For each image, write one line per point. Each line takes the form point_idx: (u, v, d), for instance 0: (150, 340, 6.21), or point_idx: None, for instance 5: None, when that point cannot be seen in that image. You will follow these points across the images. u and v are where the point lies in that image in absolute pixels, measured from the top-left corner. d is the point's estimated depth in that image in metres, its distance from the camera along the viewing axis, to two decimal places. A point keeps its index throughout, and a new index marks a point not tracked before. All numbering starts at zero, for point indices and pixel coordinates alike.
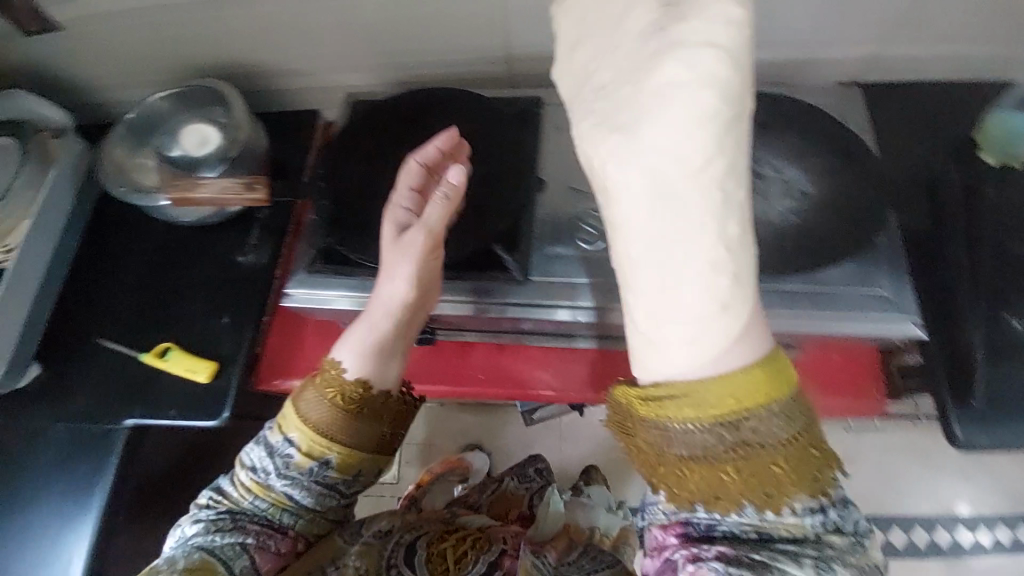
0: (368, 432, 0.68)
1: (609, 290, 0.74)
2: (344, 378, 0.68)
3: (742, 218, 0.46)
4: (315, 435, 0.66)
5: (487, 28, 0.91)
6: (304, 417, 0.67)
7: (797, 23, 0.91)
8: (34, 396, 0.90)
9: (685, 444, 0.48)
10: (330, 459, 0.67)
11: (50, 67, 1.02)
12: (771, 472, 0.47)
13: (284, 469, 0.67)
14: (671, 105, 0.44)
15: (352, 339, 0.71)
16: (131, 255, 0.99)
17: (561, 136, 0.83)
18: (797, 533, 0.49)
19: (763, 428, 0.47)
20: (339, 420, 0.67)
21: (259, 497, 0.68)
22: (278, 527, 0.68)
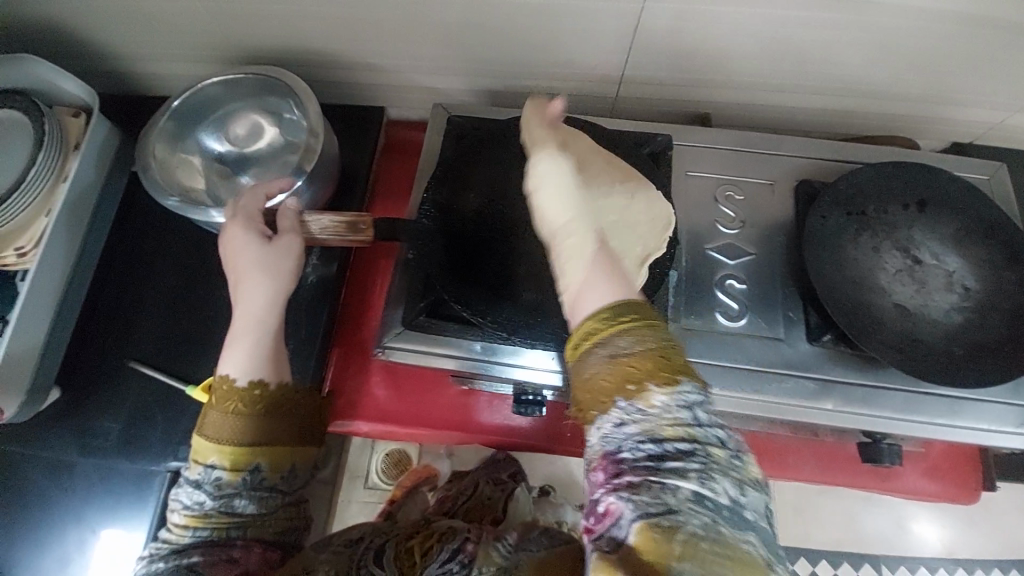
0: (291, 422, 0.58)
1: (757, 379, 0.65)
2: (233, 388, 0.56)
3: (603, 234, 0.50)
4: (235, 445, 0.54)
5: (607, 47, 0.79)
6: (214, 433, 0.53)
7: (948, 84, 0.81)
8: (55, 422, 0.78)
9: (577, 371, 0.41)
10: (260, 463, 0.54)
11: (60, 25, 0.81)
12: (649, 374, 0.39)
13: (217, 492, 0.52)
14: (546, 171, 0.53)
15: (236, 343, 0.59)
16: (166, 262, 0.85)
17: (693, 187, 0.73)
18: (682, 440, 0.37)
19: (625, 335, 0.40)
20: (248, 418, 0.55)
21: (196, 526, 0.52)
22: (226, 542, 0.51)
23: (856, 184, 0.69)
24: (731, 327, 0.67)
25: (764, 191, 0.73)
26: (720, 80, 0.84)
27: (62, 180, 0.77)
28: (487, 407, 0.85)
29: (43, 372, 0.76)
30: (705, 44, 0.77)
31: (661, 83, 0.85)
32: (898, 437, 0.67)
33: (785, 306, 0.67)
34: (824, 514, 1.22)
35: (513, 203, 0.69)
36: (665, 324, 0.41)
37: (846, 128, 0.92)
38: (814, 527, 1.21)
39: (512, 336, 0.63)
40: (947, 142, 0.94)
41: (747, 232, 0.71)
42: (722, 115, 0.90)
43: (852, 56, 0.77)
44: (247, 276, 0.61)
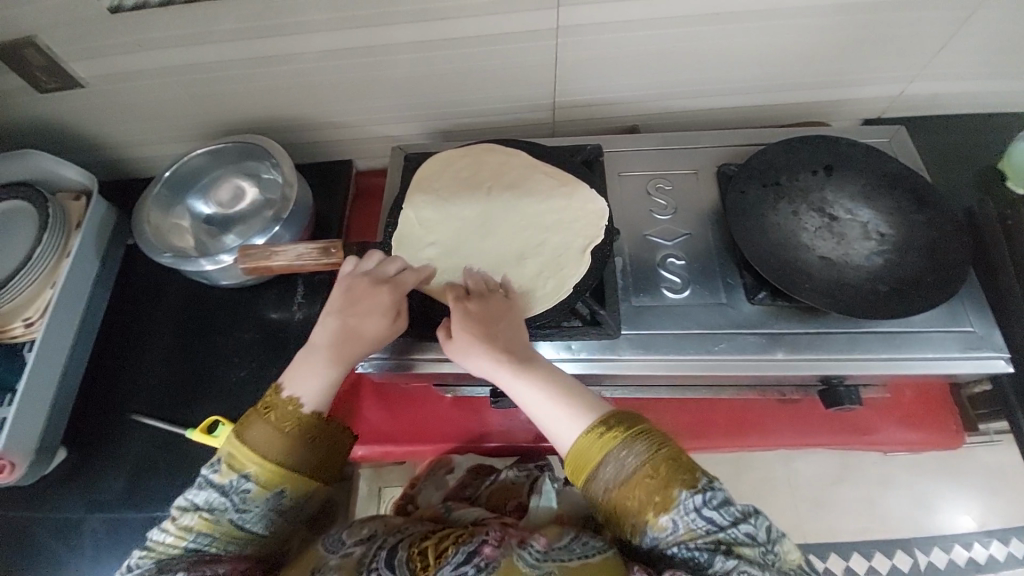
0: (325, 456, 0.63)
1: (711, 341, 0.70)
2: (301, 413, 0.61)
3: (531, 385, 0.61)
4: (275, 463, 0.59)
5: (536, 80, 0.90)
6: (263, 451, 0.59)
7: (841, 68, 0.91)
8: (65, 482, 0.82)
9: (598, 488, 0.55)
10: (286, 488, 0.60)
11: (66, 123, 0.94)
12: (652, 502, 0.53)
13: (241, 505, 0.58)
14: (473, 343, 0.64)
15: (306, 372, 0.63)
16: (164, 322, 0.92)
17: (626, 183, 0.82)
18: (693, 542, 0.51)
19: (621, 461, 0.54)
20: (284, 441, 0.60)
21: (201, 535, 0.57)
22: (213, 559, 0.57)
23: (766, 160, 0.77)
24: (677, 300, 0.72)
25: (689, 178, 0.81)
26: (642, 93, 0.94)
27: (65, 256, 0.85)
28: (477, 415, 0.89)
29: (53, 433, 0.81)
30: (622, 62, 0.87)
31: (591, 103, 0.96)
32: (854, 378, 0.71)
33: (722, 275, 0.74)
34: (845, 503, 1.15)
35: (462, 214, 0.76)
36: (654, 435, 0.55)
37: (767, 120, 1.02)
38: (836, 516, 1.14)
39: None
40: (859, 118, 1.03)
41: (679, 215, 0.78)
42: (653, 124, 1.00)
43: (747, 56, 0.88)
44: (354, 319, 0.64)
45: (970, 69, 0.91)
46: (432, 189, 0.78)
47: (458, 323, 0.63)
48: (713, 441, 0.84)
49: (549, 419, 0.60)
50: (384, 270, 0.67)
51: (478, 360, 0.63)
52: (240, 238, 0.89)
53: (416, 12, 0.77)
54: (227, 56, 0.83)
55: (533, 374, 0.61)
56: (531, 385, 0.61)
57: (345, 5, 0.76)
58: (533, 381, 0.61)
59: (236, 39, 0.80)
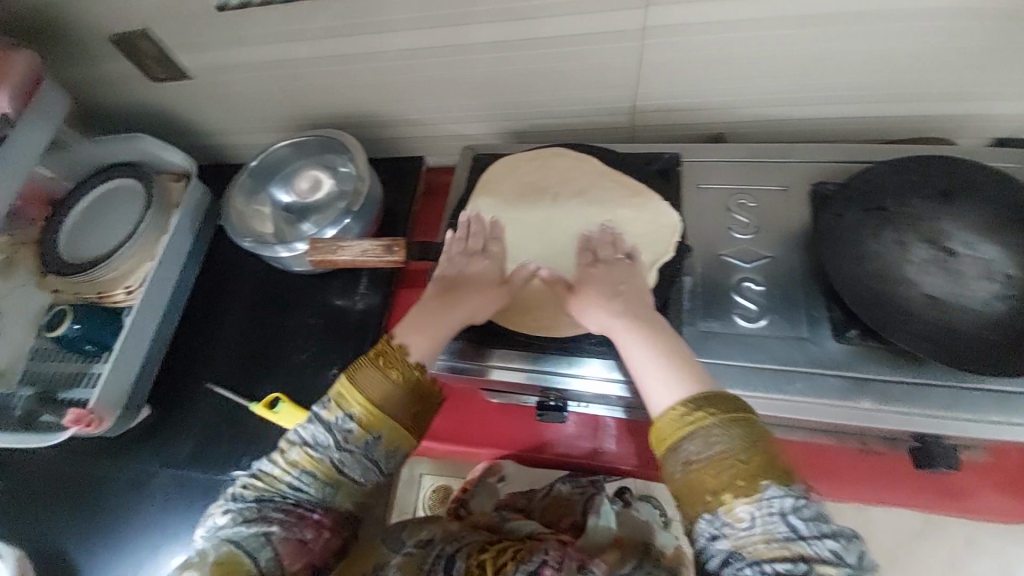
0: (420, 409, 0.61)
1: (786, 380, 0.63)
2: (408, 362, 0.62)
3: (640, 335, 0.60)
4: (378, 409, 0.59)
5: (616, 82, 0.86)
6: (370, 395, 0.59)
7: (973, 80, 0.80)
8: (143, 436, 0.91)
9: (675, 458, 0.51)
10: (384, 435, 0.59)
11: (175, 110, 1.02)
12: (733, 486, 0.48)
13: (343, 444, 0.58)
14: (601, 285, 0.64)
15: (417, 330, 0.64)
16: (241, 299, 0.99)
17: (705, 197, 0.76)
18: (774, 545, 0.46)
19: (709, 435, 0.50)
20: (390, 386, 0.60)
21: (303, 475, 0.58)
22: (306, 511, 0.57)
23: (872, 181, 0.68)
24: (751, 329, 0.66)
25: (776, 196, 0.74)
26: (732, 98, 0.87)
27: (164, 233, 0.93)
28: (522, 421, 0.88)
29: (139, 392, 0.90)
30: (713, 65, 0.81)
31: (673, 108, 0.90)
32: (951, 438, 0.62)
33: (806, 306, 0.66)
34: None
35: (526, 220, 0.74)
36: (754, 427, 0.51)
37: (874, 134, 0.92)
38: None
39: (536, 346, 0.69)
40: (992, 137, 0.90)
41: (761, 235, 0.71)
42: (740, 133, 0.93)
43: (858, 63, 0.79)
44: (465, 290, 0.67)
45: None
46: (498, 191, 0.77)
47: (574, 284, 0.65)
48: None
49: (645, 379, 0.57)
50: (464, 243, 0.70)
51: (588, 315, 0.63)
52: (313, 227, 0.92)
53: (498, 11, 0.76)
54: (316, 53, 0.86)
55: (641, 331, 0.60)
56: (637, 345, 0.59)
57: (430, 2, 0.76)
58: (641, 341, 0.59)
59: (326, 36, 0.83)
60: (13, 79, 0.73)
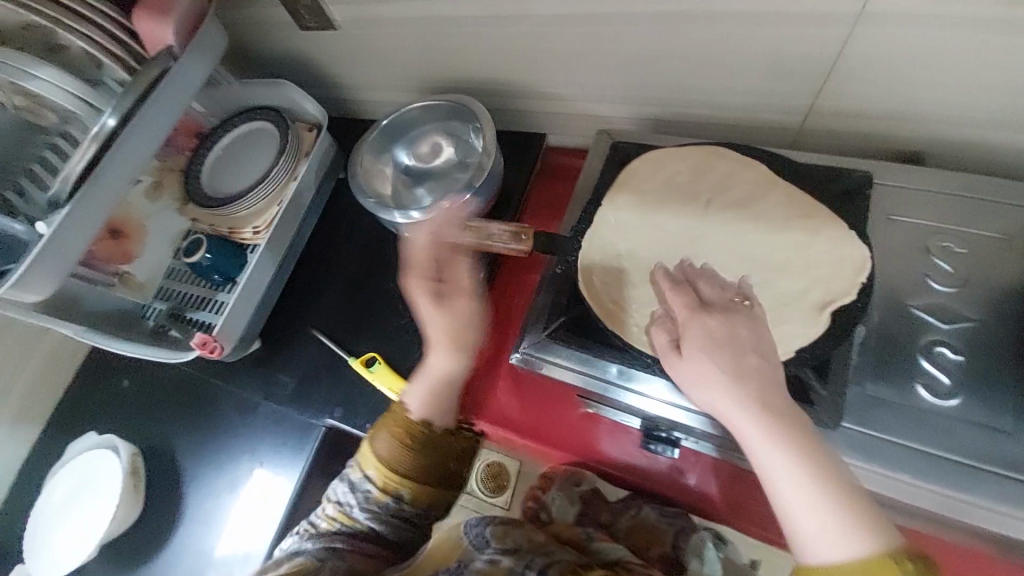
0: (436, 468, 0.67)
1: (966, 478, 0.52)
2: (414, 424, 0.67)
3: (789, 442, 0.46)
4: (398, 476, 0.64)
5: (799, 76, 0.73)
6: (390, 467, 0.65)
7: None
8: (250, 369, 0.96)
9: None
10: (403, 493, 0.64)
11: (318, 59, 1.03)
12: None
13: (365, 504, 0.64)
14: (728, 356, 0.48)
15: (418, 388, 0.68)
16: (352, 254, 1.00)
17: (896, 230, 0.62)
18: None
19: None
20: (404, 453, 0.65)
21: (343, 527, 0.64)
22: (361, 538, 0.64)
23: None
24: (937, 407, 0.54)
25: (995, 244, 0.59)
26: (950, 114, 0.70)
27: (293, 180, 0.95)
28: (612, 436, 0.81)
29: (253, 328, 0.93)
30: (938, 70, 0.65)
31: (862, 115, 0.75)
32: None
33: (1019, 392, 0.53)
34: None
35: (669, 225, 0.66)
36: None
37: None
38: None
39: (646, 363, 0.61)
40: None
41: (967, 290, 0.58)
42: (943, 155, 0.76)
43: None
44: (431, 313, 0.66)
45: None
46: (641, 188, 0.68)
47: (701, 346, 0.49)
48: None
49: (794, 504, 0.45)
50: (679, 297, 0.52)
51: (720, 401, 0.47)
52: (430, 195, 0.89)
53: None
54: (466, 13, 0.81)
55: (790, 439, 0.46)
56: (786, 457, 0.45)
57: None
58: (791, 450, 0.45)
59: None
60: (176, 13, 0.74)
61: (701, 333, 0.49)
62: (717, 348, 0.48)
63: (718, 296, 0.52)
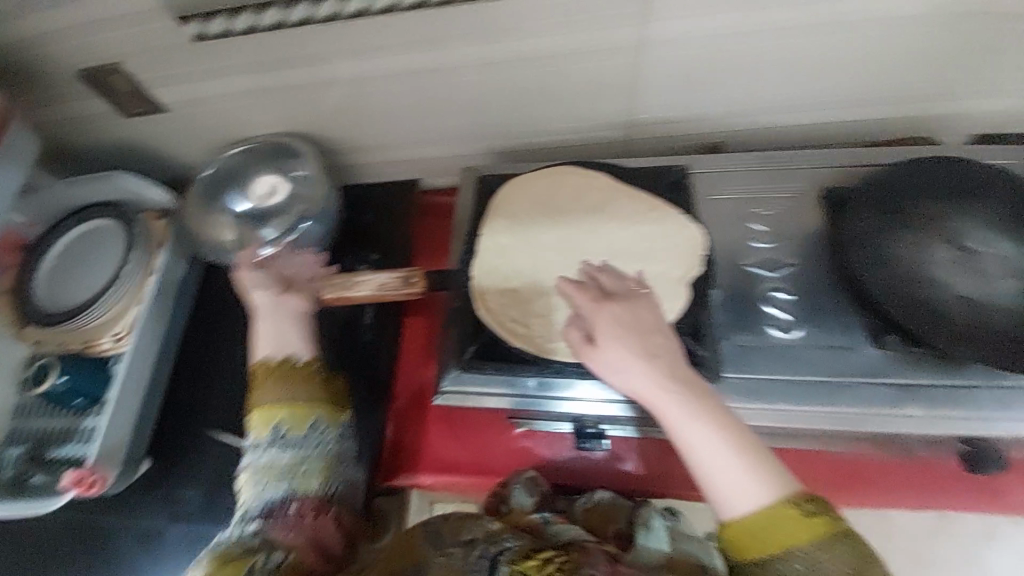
0: (308, 390, 0.69)
1: (826, 391, 0.62)
2: (269, 363, 0.69)
3: (695, 404, 0.54)
4: (271, 409, 0.67)
5: (611, 95, 0.87)
6: (262, 407, 0.67)
7: (956, 80, 0.84)
8: (148, 492, 0.84)
9: None
10: (278, 423, 0.66)
11: (158, 146, 0.98)
12: None
13: (257, 443, 0.66)
14: (635, 338, 0.56)
15: (263, 340, 0.72)
16: (242, 338, 0.94)
17: (719, 208, 0.75)
18: None
19: (821, 556, 0.47)
20: (269, 388, 0.68)
21: (257, 483, 0.64)
22: (281, 508, 0.62)
23: (883, 184, 0.69)
24: (786, 340, 0.65)
25: (791, 202, 0.74)
26: (730, 108, 0.89)
27: (151, 273, 0.87)
28: (547, 446, 0.86)
29: (138, 445, 0.84)
30: (705, 75, 0.84)
31: (671, 120, 0.91)
32: (996, 439, 0.61)
33: (839, 313, 0.65)
34: None
35: (542, 240, 0.73)
36: (855, 531, 0.50)
37: (872, 134, 0.93)
38: None
39: (557, 370, 0.66)
40: (978, 133, 0.92)
41: (781, 243, 0.71)
42: (736, 141, 0.94)
43: (840, 66, 0.82)
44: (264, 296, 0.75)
45: None
46: (511, 213, 0.75)
47: (613, 334, 0.57)
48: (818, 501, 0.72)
49: (711, 464, 0.52)
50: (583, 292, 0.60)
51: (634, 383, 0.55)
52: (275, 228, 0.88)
53: (493, 26, 0.77)
54: (308, 78, 0.85)
55: (695, 404, 0.54)
56: (695, 422, 0.53)
57: (421, 27, 0.77)
58: (700, 416, 0.53)
59: (313, 62, 0.83)
60: None
61: (612, 323, 0.57)
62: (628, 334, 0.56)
63: (617, 284, 0.62)
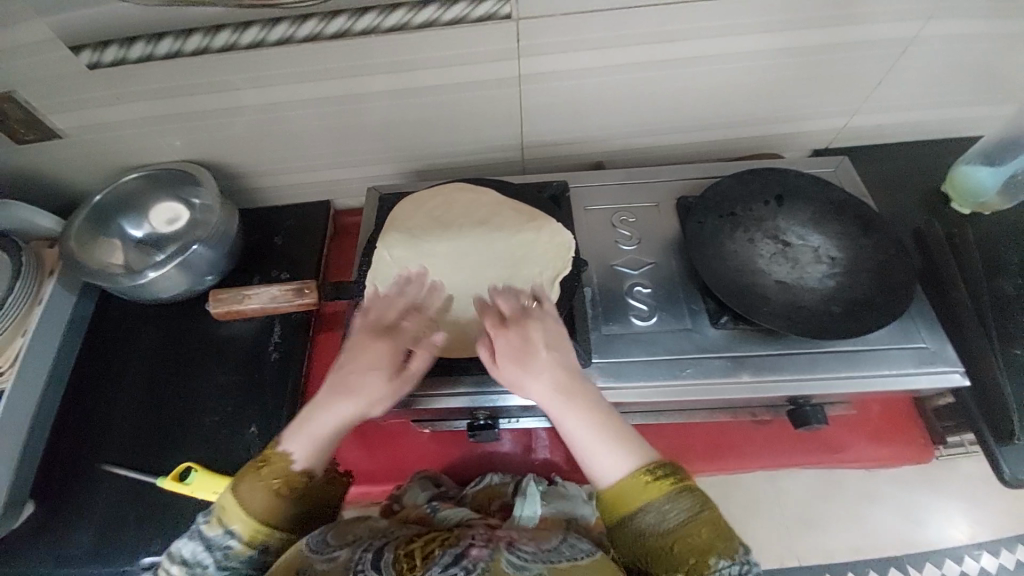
0: (311, 512, 0.65)
1: (678, 367, 0.72)
2: (292, 471, 0.63)
3: (574, 407, 0.63)
4: (257, 521, 0.61)
5: (501, 121, 0.96)
6: (259, 521, 0.61)
7: (785, 107, 1.00)
8: (29, 538, 0.79)
9: (643, 529, 0.58)
10: (269, 545, 0.62)
11: (44, 174, 0.94)
12: (693, 550, 0.56)
13: (224, 561, 0.60)
14: (530, 353, 0.65)
15: (309, 430, 0.65)
16: (140, 366, 0.91)
17: (593, 217, 0.86)
18: None
19: (663, 507, 0.58)
20: (278, 505, 0.62)
21: None
22: None
23: (721, 192, 0.82)
24: (645, 327, 0.75)
25: (652, 210, 0.86)
26: (606, 131, 1.01)
27: (37, 303, 0.85)
28: (455, 445, 0.92)
29: (18, 486, 0.79)
30: (581, 104, 0.95)
31: (557, 142, 1.02)
32: (817, 397, 0.73)
33: (688, 301, 0.77)
34: (839, 522, 1.11)
35: (436, 250, 0.79)
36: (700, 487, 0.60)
37: (727, 152, 1.09)
38: (831, 538, 1.10)
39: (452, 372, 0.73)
40: (813, 147, 1.09)
41: (644, 245, 0.82)
42: (617, 159, 1.07)
43: (694, 96, 0.96)
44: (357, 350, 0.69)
45: (913, 102, 0.97)
46: (406, 227, 0.80)
47: (509, 352, 0.65)
48: (691, 466, 0.86)
49: (592, 455, 0.61)
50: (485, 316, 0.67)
51: (539, 391, 0.64)
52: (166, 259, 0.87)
53: (384, 63, 0.84)
54: (209, 106, 0.87)
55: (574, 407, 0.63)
56: (578, 420, 0.63)
57: (308, 61, 0.82)
58: (580, 416, 0.63)
59: (205, 90, 0.85)
60: None
61: (508, 343, 0.65)
62: (521, 351, 0.64)
63: (516, 306, 0.68)
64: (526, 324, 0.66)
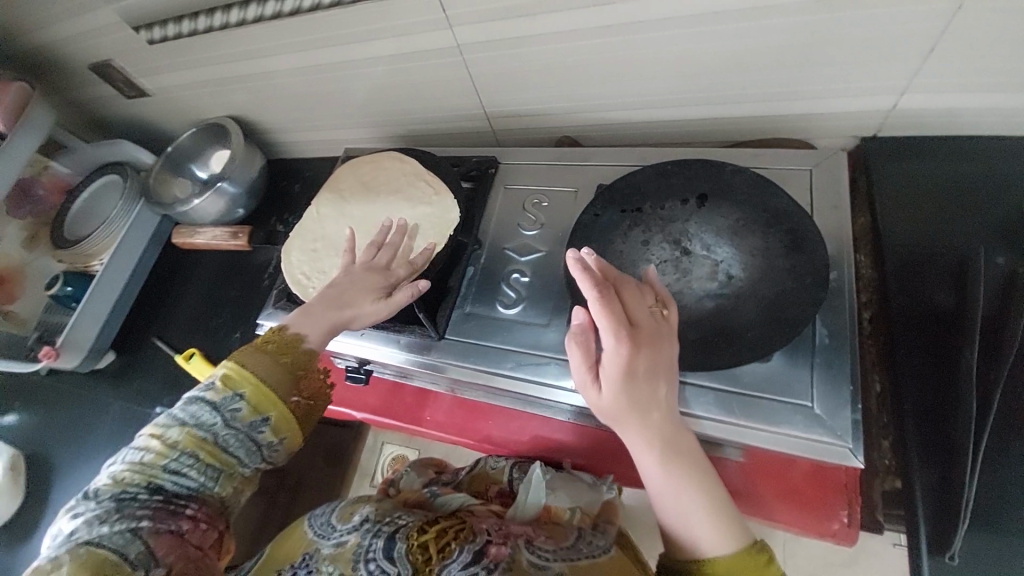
0: (307, 394, 0.69)
1: (520, 360, 0.72)
2: (300, 348, 0.69)
3: (680, 456, 0.53)
4: (260, 385, 0.65)
5: (459, 90, 0.96)
6: (266, 388, 0.65)
7: (788, 84, 0.77)
8: (110, 375, 1.16)
9: None
10: (270, 416, 0.65)
11: (152, 121, 1.27)
12: None
13: (230, 421, 0.63)
14: (649, 385, 0.53)
15: (312, 316, 0.71)
16: (190, 274, 1.22)
17: (508, 196, 0.84)
18: None
19: None
20: (283, 375, 0.67)
21: (184, 454, 0.61)
22: (175, 507, 0.59)
23: (634, 183, 0.72)
24: (504, 314, 0.75)
25: (569, 195, 0.81)
26: (568, 103, 0.92)
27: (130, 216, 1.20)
28: (386, 389, 1.06)
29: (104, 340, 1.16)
30: (532, 73, 0.88)
31: (522, 114, 0.98)
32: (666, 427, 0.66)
33: (558, 296, 0.74)
34: None
35: (352, 212, 0.87)
36: None
37: (726, 134, 0.90)
38: None
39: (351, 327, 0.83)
40: (849, 136, 0.84)
41: (543, 232, 0.79)
42: (589, 135, 0.98)
43: (662, 67, 0.80)
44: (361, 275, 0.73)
45: (991, 77, 0.67)
46: (338, 188, 0.90)
47: (628, 376, 0.52)
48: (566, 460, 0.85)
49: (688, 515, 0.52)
50: (605, 317, 0.52)
51: (644, 429, 0.53)
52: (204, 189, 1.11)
53: (342, 36, 0.91)
54: (229, 73, 1.07)
55: (681, 457, 0.53)
56: (680, 474, 0.52)
57: (282, 34, 0.94)
58: (683, 468, 0.53)
59: (223, 61, 1.04)
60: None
61: (633, 367, 0.52)
62: (643, 379, 0.52)
63: (644, 316, 0.54)
64: (651, 340, 0.53)
